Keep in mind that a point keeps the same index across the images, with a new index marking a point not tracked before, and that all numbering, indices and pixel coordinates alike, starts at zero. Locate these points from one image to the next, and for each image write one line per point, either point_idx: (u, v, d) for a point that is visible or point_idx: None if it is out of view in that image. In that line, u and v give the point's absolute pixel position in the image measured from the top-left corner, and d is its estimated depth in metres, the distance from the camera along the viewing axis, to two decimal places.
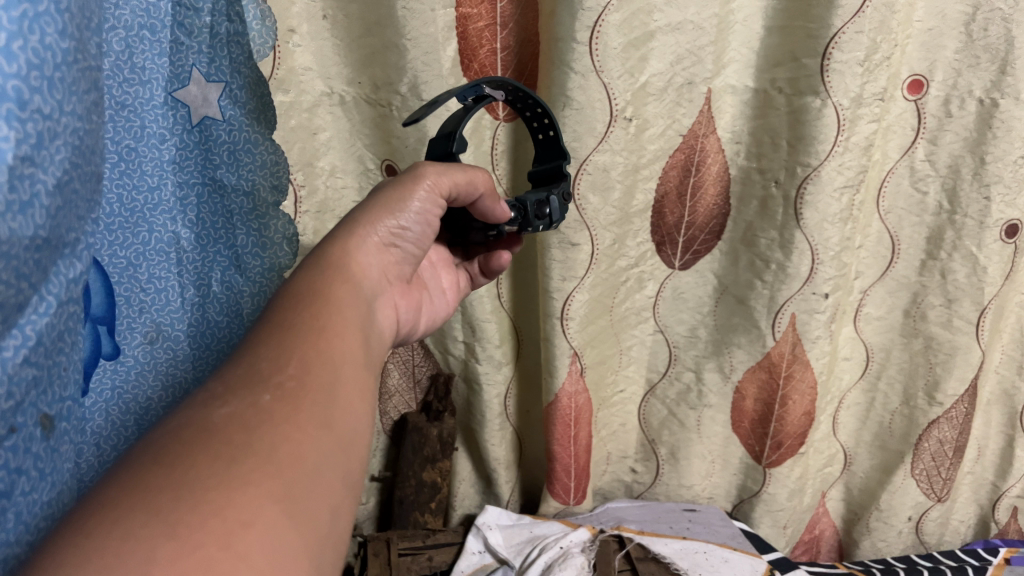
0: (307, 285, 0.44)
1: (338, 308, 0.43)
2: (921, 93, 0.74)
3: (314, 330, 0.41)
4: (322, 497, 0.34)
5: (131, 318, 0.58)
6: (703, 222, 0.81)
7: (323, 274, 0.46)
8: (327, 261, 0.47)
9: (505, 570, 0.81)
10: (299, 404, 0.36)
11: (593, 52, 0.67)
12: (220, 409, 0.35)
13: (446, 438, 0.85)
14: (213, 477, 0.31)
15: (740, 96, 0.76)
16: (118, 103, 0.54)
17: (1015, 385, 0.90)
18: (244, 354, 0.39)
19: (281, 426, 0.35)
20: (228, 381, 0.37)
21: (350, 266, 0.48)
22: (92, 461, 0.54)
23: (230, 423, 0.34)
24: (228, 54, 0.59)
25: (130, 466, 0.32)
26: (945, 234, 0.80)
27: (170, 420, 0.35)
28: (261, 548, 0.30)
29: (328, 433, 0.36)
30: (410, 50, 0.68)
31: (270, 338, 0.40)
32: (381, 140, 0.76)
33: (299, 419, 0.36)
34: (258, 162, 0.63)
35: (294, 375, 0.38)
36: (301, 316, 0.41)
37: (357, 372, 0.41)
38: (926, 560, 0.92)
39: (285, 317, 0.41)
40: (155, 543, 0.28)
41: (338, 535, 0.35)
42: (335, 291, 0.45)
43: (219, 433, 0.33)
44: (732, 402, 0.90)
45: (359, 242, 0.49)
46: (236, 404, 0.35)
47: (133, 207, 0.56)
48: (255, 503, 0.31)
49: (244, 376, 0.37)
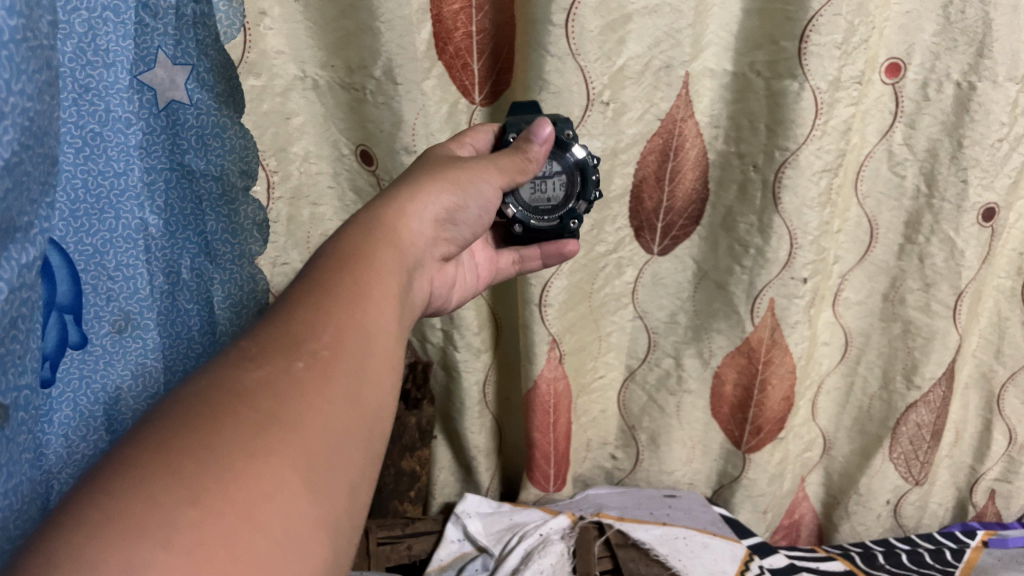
0: (349, 244, 0.43)
1: (379, 274, 0.42)
2: (898, 76, 0.74)
3: (353, 295, 0.39)
4: (343, 473, 0.33)
5: (98, 306, 0.56)
6: (682, 206, 0.81)
7: (366, 237, 0.44)
8: (375, 225, 0.46)
9: (484, 558, 0.81)
10: (330, 374, 0.35)
11: (570, 35, 0.66)
12: (250, 371, 0.34)
13: (425, 426, 0.83)
14: (240, 443, 0.30)
15: (718, 80, 0.75)
16: (81, 87, 0.53)
17: (992, 368, 0.91)
18: (280, 312, 0.38)
19: (310, 396, 0.34)
20: (261, 340, 0.36)
21: (396, 234, 0.47)
22: (61, 452, 0.54)
23: (262, 386, 0.33)
24: (194, 35, 0.57)
25: (155, 424, 0.31)
26: (923, 218, 0.80)
27: (197, 374, 0.34)
28: (281, 522, 0.29)
29: (355, 407, 0.35)
30: (385, 32, 0.67)
31: (304, 299, 0.38)
32: (356, 124, 0.74)
33: (329, 391, 0.34)
34: (227, 146, 0.60)
35: (328, 343, 0.36)
36: (340, 278, 0.40)
37: (388, 343, 0.40)
38: (904, 543, 0.92)
39: (323, 278, 0.40)
40: (178, 509, 0.27)
41: (356, 512, 0.34)
42: (376, 255, 0.43)
43: (249, 397, 0.32)
44: (712, 387, 0.90)
45: (411, 211, 0.49)
46: (268, 367, 0.34)
47: (98, 192, 0.55)
48: (278, 476, 0.30)
49: (279, 337, 0.36)
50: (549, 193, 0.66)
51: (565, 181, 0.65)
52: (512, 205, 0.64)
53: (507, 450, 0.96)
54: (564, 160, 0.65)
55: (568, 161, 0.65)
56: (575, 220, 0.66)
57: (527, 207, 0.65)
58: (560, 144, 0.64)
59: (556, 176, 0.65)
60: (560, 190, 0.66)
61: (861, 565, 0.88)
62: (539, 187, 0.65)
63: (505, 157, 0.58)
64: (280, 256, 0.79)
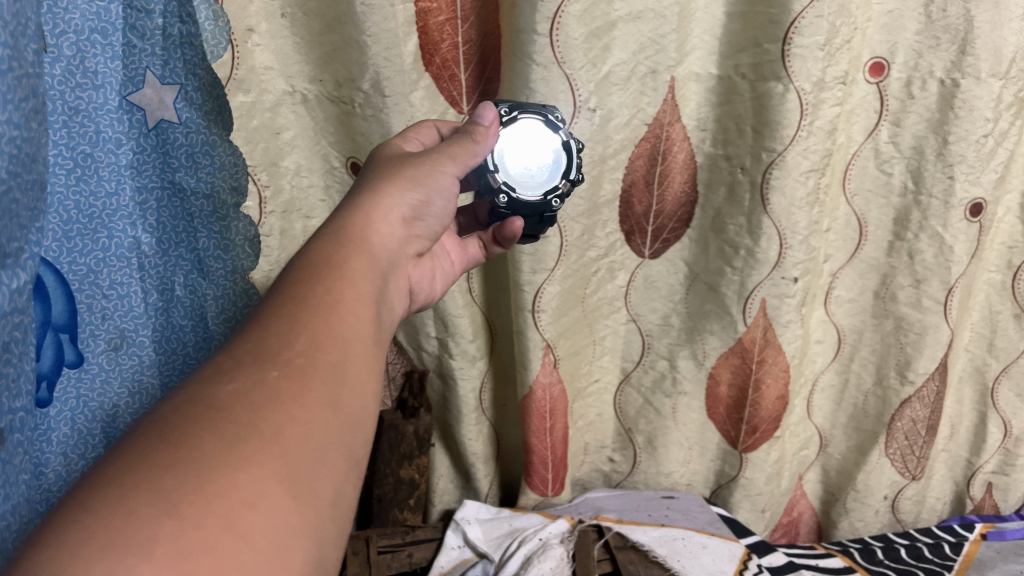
0: (321, 253, 0.43)
1: (353, 279, 0.42)
2: (882, 75, 0.75)
3: (328, 303, 0.40)
4: (325, 478, 0.34)
5: (94, 325, 0.57)
6: (672, 209, 0.81)
7: (337, 245, 0.45)
8: (342, 233, 0.46)
9: (484, 565, 0.82)
10: (308, 383, 0.36)
11: (554, 43, 0.67)
12: (225, 385, 0.34)
13: (422, 435, 0.84)
14: (218, 455, 0.31)
15: (704, 84, 0.76)
16: (71, 109, 0.53)
17: (986, 362, 0.91)
18: (253, 326, 0.38)
19: (287, 405, 0.34)
20: (236, 354, 0.36)
21: (366, 239, 0.47)
22: (60, 470, 0.55)
23: (238, 400, 0.34)
24: (181, 55, 0.59)
25: (134, 442, 0.31)
26: (911, 215, 0.80)
27: (174, 393, 0.35)
28: (264, 529, 0.30)
29: (335, 413, 0.36)
30: (371, 46, 0.67)
31: (279, 311, 0.39)
32: (346, 137, 0.75)
33: (307, 399, 0.35)
34: (216, 163, 0.61)
35: (303, 352, 0.37)
36: (314, 288, 0.40)
37: (367, 349, 0.40)
38: (903, 538, 0.93)
39: (295, 289, 0.40)
40: (157, 522, 0.28)
41: (340, 516, 0.34)
42: (348, 262, 0.43)
43: (225, 412, 0.33)
44: (707, 388, 0.90)
45: (376, 215, 0.49)
46: (243, 380, 0.35)
47: (91, 212, 0.56)
48: (258, 484, 0.31)
49: (253, 351, 0.36)
50: (534, 171, 0.65)
51: (548, 161, 0.65)
52: (499, 173, 0.63)
53: (504, 455, 0.97)
54: (550, 140, 0.65)
55: (552, 142, 0.66)
56: (557, 202, 0.65)
57: (512, 180, 0.64)
58: (545, 125, 0.65)
59: (541, 155, 0.65)
60: (543, 167, 0.65)
61: (861, 561, 0.88)
62: (523, 161, 0.65)
63: (459, 142, 0.58)
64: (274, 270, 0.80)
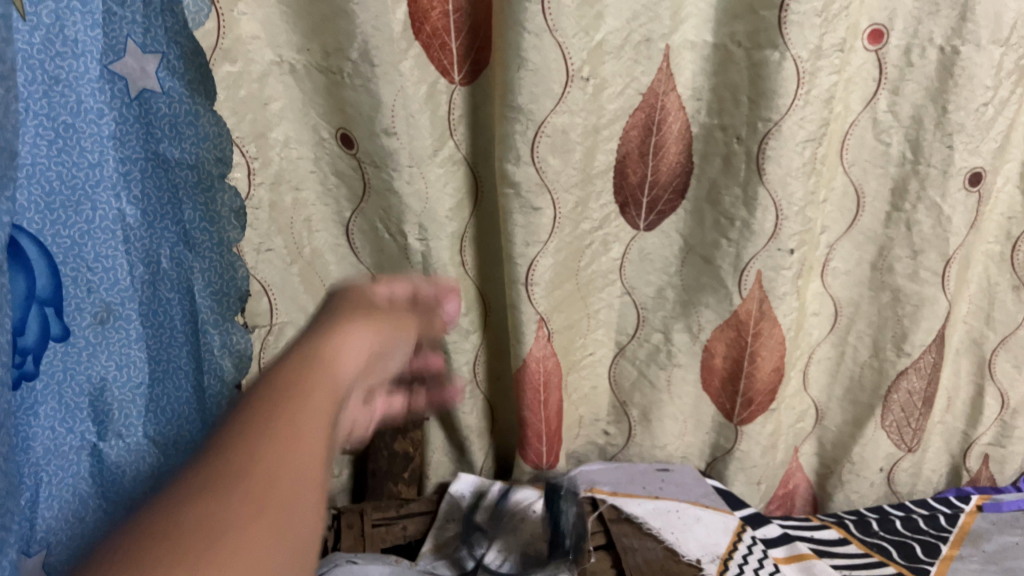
0: (282, 378, 0.34)
1: (315, 395, 0.34)
2: (881, 43, 0.74)
3: (287, 413, 0.32)
4: None
5: (79, 298, 0.56)
6: (667, 180, 0.80)
7: (299, 365, 0.36)
8: (307, 356, 0.37)
9: (479, 538, 0.82)
10: (269, 510, 0.28)
11: (546, 10, 0.66)
12: (174, 517, 0.26)
13: (417, 409, 0.85)
14: None
15: (699, 53, 0.74)
16: (51, 78, 0.52)
17: (983, 334, 0.91)
18: (203, 448, 0.30)
19: (249, 541, 0.26)
20: (186, 482, 0.28)
21: (334, 365, 0.37)
22: (48, 444, 0.56)
23: (187, 535, 0.26)
24: (163, 23, 0.57)
25: None
26: (909, 185, 0.79)
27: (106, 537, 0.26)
28: None
29: (299, 552, 0.28)
30: (360, 15, 0.66)
31: (235, 429, 0.31)
32: (335, 108, 0.74)
33: (270, 538, 0.27)
34: (201, 134, 0.59)
35: (264, 475, 0.29)
36: (276, 400, 0.32)
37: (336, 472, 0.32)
38: (898, 510, 0.93)
39: (255, 406, 0.32)
40: None
41: None
42: (310, 391, 0.34)
43: (170, 552, 0.25)
44: (702, 361, 0.89)
45: (346, 346, 0.39)
46: (193, 511, 0.27)
47: (74, 183, 0.54)
48: None
49: (208, 472, 0.28)
50: None
51: None
52: None
53: (498, 428, 0.96)
54: None
55: None
56: None
57: None
58: None
59: None
60: None
61: (856, 532, 0.88)
62: None
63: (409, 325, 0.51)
64: (264, 242, 0.78)
